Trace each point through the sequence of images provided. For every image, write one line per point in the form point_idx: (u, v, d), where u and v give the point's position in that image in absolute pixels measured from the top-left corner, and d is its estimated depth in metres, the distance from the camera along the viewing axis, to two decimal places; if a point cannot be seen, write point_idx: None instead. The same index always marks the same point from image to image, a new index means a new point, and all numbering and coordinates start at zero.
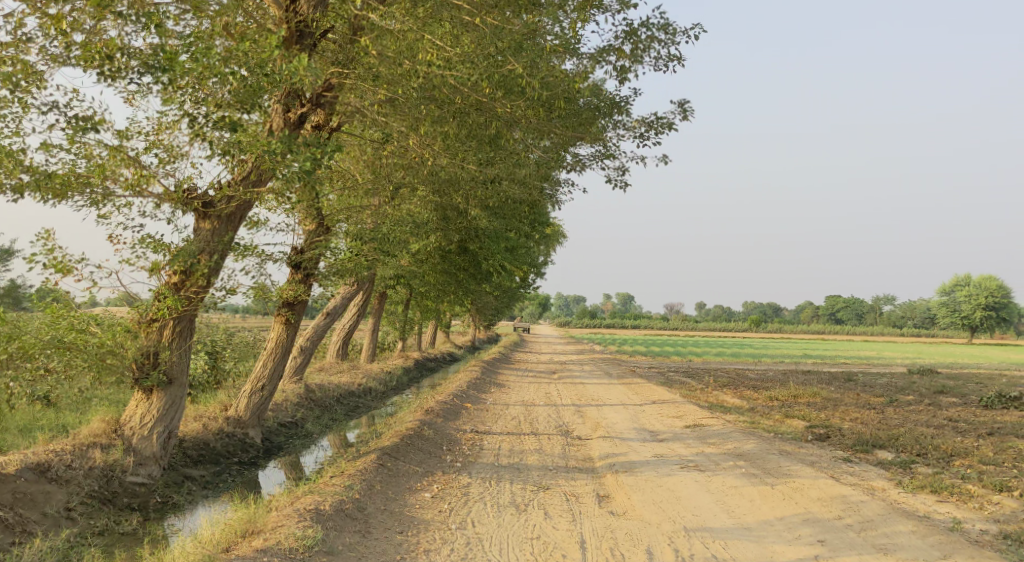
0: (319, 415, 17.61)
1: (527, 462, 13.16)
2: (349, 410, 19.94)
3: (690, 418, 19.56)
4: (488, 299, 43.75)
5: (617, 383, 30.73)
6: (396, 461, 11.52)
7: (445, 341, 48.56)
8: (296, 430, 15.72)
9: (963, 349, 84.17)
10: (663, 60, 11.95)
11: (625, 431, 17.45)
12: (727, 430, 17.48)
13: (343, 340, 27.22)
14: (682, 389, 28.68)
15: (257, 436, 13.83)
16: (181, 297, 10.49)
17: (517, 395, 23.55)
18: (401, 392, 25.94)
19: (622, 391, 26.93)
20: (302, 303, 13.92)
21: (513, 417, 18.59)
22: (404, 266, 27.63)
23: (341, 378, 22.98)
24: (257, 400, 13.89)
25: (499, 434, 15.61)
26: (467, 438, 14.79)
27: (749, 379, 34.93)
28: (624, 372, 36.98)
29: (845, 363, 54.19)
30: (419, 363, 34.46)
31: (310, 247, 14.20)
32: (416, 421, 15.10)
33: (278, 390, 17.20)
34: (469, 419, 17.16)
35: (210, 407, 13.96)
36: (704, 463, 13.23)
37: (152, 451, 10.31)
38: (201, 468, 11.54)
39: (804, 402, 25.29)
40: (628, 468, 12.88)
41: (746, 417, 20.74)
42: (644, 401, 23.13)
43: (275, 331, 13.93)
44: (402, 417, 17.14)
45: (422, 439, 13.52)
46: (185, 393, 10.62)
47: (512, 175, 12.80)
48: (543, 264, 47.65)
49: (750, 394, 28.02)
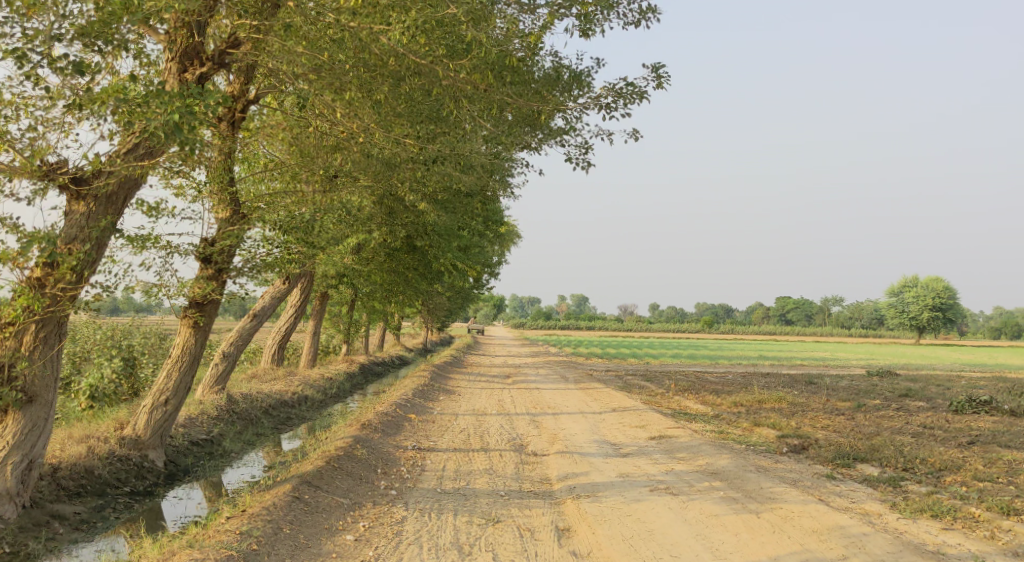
0: (241, 430, 15.64)
1: (474, 486, 11.41)
2: (280, 422, 18.01)
3: (655, 428, 17.99)
4: (440, 299, 41.94)
5: (573, 388, 29.09)
6: (317, 491, 9.70)
7: (395, 344, 46.62)
8: (211, 449, 13.73)
9: (912, 350, 84.44)
10: (632, 17, 10.26)
11: (585, 446, 15.78)
12: (696, 442, 15.90)
13: (278, 345, 25.17)
14: (642, 394, 27.14)
15: (159, 458, 11.90)
16: (44, 297, 8.50)
17: (466, 403, 21.78)
18: (342, 400, 23.99)
19: (580, 397, 25.28)
20: (213, 303, 12.03)
21: (462, 429, 16.81)
22: (346, 263, 25.70)
23: (275, 386, 21.00)
24: (159, 416, 11.91)
25: (444, 451, 13.83)
26: (406, 457, 12.97)
27: (710, 384, 33.54)
28: (581, 376, 35.39)
29: (803, 365, 53.25)
30: (364, 368, 32.51)
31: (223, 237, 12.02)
32: (348, 438, 13.24)
33: (194, 402, 15.23)
34: (412, 433, 15.34)
35: (104, 425, 11.99)
36: (676, 485, 11.60)
37: (6, 486, 8.46)
38: (76, 502, 9.69)
39: (770, 408, 23.88)
40: (591, 492, 11.21)
41: (713, 426, 19.21)
42: (603, 409, 21.53)
43: (181, 335, 11.97)
44: (335, 430, 15.27)
45: (352, 460, 11.68)
46: (50, 413, 8.77)
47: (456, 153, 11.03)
48: (496, 264, 45.96)
49: (714, 400, 26.57)
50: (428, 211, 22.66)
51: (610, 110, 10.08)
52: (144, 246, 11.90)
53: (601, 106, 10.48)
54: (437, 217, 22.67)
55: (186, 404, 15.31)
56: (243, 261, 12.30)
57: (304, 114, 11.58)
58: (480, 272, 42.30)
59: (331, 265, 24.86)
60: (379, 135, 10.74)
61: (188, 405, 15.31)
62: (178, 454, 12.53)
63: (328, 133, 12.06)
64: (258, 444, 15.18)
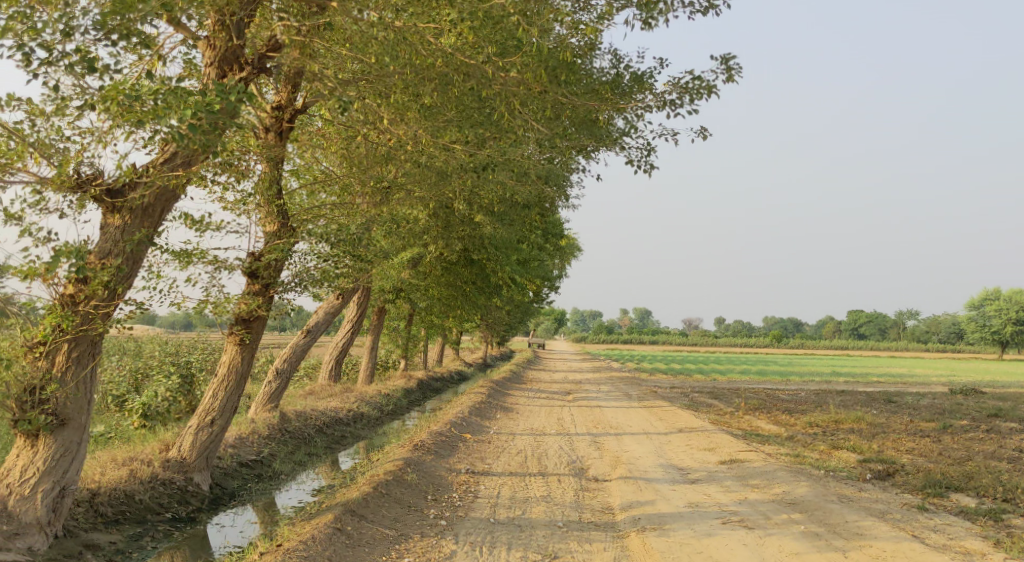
0: (293, 450, 15.16)
1: (530, 515, 10.65)
2: (334, 441, 17.54)
3: (724, 451, 16.97)
4: (500, 314, 41.32)
5: (637, 406, 28.09)
6: (361, 522, 9.17)
7: (455, 359, 46.20)
8: (260, 470, 13.26)
9: (992, 366, 80.87)
10: (700, 7, 9.46)
11: (650, 470, 14.86)
12: (769, 468, 14.84)
13: (336, 361, 24.81)
14: (709, 414, 25.99)
15: (205, 482, 11.42)
16: (76, 315, 8.10)
17: (526, 421, 21.04)
18: (400, 417, 23.47)
19: (644, 416, 24.28)
20: (259, 320, 11.59)
21: (519, 451, 16.07)
22: (403, 278, 25.28)
23: (330, 403, 20.58)
24: (205, 437, 11.43)
25: (500, 475, 13.11)
26: (460, 482, 12.29)
27: (782, 402, 32.12)
28: (644, 393, 34.31)
29: (878, 382, 51.03)
30: (424, 384, 32.05)
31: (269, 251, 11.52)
32: (400, 461, 12.62)
33: (245, 421, 14.84)
34: (467, 455, 14.66)
35: (150, 447, 11.59)
36: (751, 517, 10.64)
37: (36, 516, 8.03)
38: (113, 531, 9.29)
39: (847, 428, 22.53)
40: (657, 523, 10.36)
41: (787, 449, 18.07)
42: (669, 430, 20.56)
43: (228, 354, 11.53)
44: (388, 451, 14.70)
45: (402, 486, 11.05)
46: (83, 437, 8.32)
47: (508, 157, 10.34)
48: (557, 278, 45.18)
49: (786, 420, 25.28)
50: (486, 223, 22.12)
51: (676, 107, 9.27)
52: (190, 261, 11.52)
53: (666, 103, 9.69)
54: (495, 229, 22.12)
55: (237, 423, 14.90)
56: (293, 277, 11.85)
57: (351, 121, 11.07)
58: (540, 286, 41.58)
59: (387, 279, 24.46)
60: (428, 141, 10.11)
61: (238, 424, 14.91)
62: (225, 476, 12.07)
63: (377, 141, 11.53)
64: (309, 465, 14.67)
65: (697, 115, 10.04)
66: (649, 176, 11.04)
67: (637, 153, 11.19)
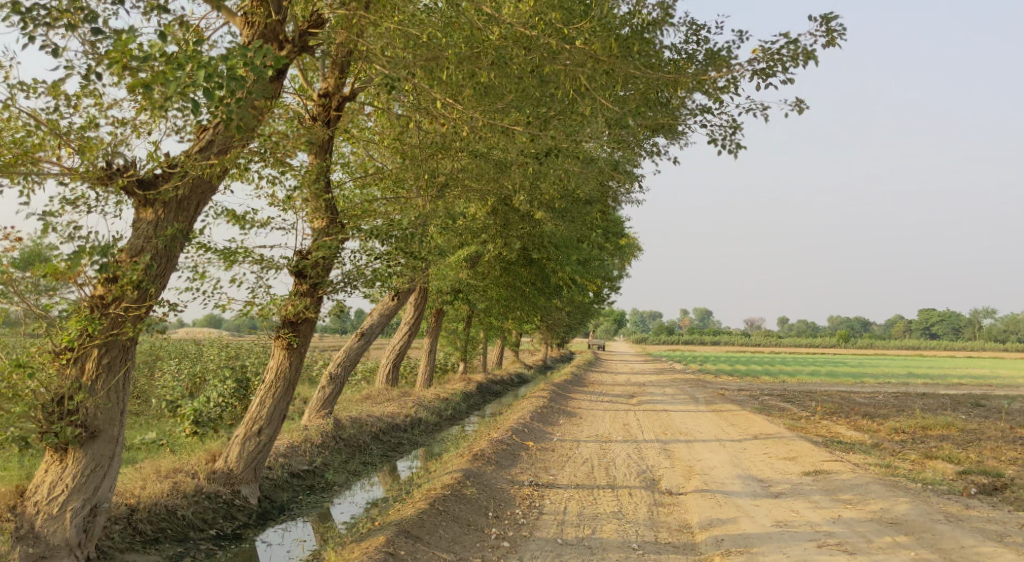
0: (347, 459, 14.44)
1: (602, 535, 9.70)
2: (391, 448, 16.82)
3: (807, 461, 15.75)
4: (560, 315, 40.35)
5: (707, 410, 26.83)
6: (416, 545, 8.34)
7: (514, 361, 45.39)
8: (312, 481, 12.54)
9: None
10: None
11: (728, 482, 13.74)
12: (860, 481, 13.61)
13: (393, 365, 24.17)
14: (784, 419, 24.63)
15: (253, 495, 10.72)
16: (105, 318, 7.40)
17: (590, 427, 20.05)
18: (459, 422, 22.70)
19: (715, 421, 23.06)
20: (307, 323, 10.88)
21: (585, 460, 15.11)
22: (460, 277, 24.52)
23: (387, 408, 19.88)
24: (252, 447, 10.74)
25: (566, 487, 12.19)
26: (524, 497, 11.39)
27: (860, 406, 30.48)
28: (712, 396, 32.95)
29: (959, 383, 48.56)
30: (483, 387, 31.28)
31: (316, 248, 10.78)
32: (459, 473, 11.78)
33: (298, 429, 14.20)
34: (530, 465, 13.75)
35: (195, 457, 10.95)
36: (851, 540, 9.50)
37: (65, 536, 7.38)
38: (151, 552, 8.64)
39: (936, 436, 21.01)
40: (744, 546, 9.31)
41: (875, 459, 16.75)
42: (743, 436, 19.37)
43: (275, 359, 10.87)
44: (447, 461, 13.88)
45: (461, 501, 10.21)
46: (117, 450, 7.63)
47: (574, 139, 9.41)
48: (617, 278, 44.03)
49: (867, 425, 23.78)
50: (546, 220, 21.28)
51: (766, 76, 8.22)
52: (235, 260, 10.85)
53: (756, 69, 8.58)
54: (555, 225, 21.28)
55: (289, 431, 14.26)
56: (344, 275, 11.10)
57: (402, 105, 10.28)
58: (601, 286, 40.49)
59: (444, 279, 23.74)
60: (485, 125, 9.25)
61: (290, 431, 14.26)
62: (273, 488, 11.37)
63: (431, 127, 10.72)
64: (364, 473, 13.93)
65: (793, 84, 8.85)
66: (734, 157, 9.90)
67: (719, 131, 10.07)
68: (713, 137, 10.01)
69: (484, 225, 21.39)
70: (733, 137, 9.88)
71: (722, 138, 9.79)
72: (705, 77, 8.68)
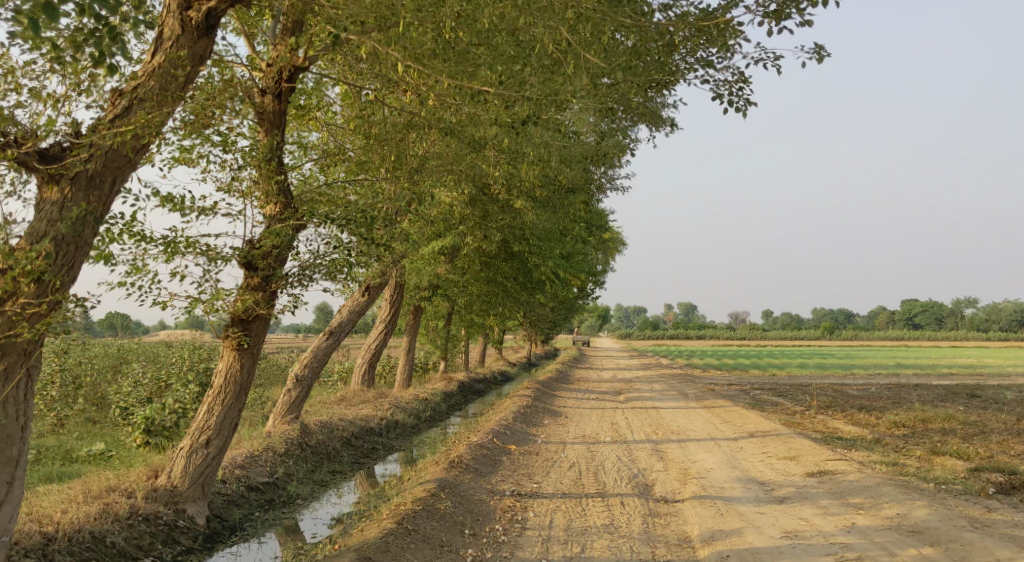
0: (314, 468, 13.24)
1: (593, 553, 8.61)
2: (365, 454, 15.67)
3: (810, 460, 14.73)
4: (544, 311, 39.27)
5: (698, 407, 25.81)
6: None
7: (498, 359, 44.30)
8: (272, 495, 11.34)
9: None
10: None
11: (728, 487, 12.68)
12: (870, 482, 12.60)
13: (369, 365, 23.00)
14: (778, 414, 23.66)
15: (201, 515, 9.49)
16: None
17: (577, 427, 18.99)
18: (438, 424, 21.57)
19: (707, 418, 22.03)
20: (260, 321, 9.68)
21: (573, 464, 14.04)
22: (437, 272, 23.52)
23: (361, 411, 18.71)
24: (199, 461, 9.50)
25: (552, 496, 11.10)
26: (505, 509, 10.28)
27: (854, 399, 29.59)
28: (702, 391, 31.97)
29: (951, 373, 47.76)
30: (465, 386, 30.18)
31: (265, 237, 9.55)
32: (434, 484, 10.66)
33: (260, 437, 13.03)
34: (513, 472, 12.63)
35: (136, 473, 9.73)
36: (873, 555, 8.45)
37: None
38: None
39: (939, 430, 20.05)
40: None
41: (879, 457, 15.76)
42: (738, 434, 18.36)
43: (224, 362, 9.66)
44: (422, 468, 12.76)
45: (434, 518, 9.08)
46: (16, 472, 6.48)
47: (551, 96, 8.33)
48: (602, 273, 43.04)
49: (865, 420, 22.81)
50: (526, 209, 20.27)
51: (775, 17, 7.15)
52: (178, 252, 9.55)
53: (768, 12, 7.51)
54: (535, 215, 20.26)
55: (250, 439, 13.08)
56: (302, 264, 9.92)
57: (356, 65, 9.16)
58: (584, 281, 39.46)
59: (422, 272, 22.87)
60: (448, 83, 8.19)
61: (251, 440, 13.09)
62: (224, 505, 10.17)
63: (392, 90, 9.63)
64: (332, 484, 12.73)
65: (813, 27, 7.87)
66: (744, 116, 8.84)
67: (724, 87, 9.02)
68: (716, 92, 8.92)
69: (461, 215, 20.34)
70: (742, 92, 8.78)
71: (728, 96, 8.66)
72: (709, 21, 7.64)
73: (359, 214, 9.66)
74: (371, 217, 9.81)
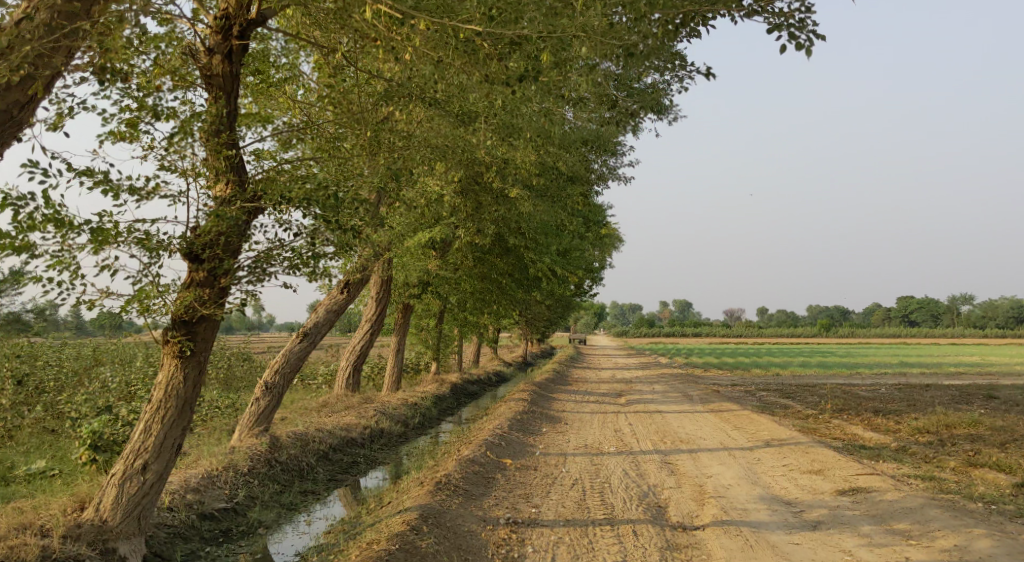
0: (283, 489, 11.73)
1: None
2: (345, 467, 14.18)
3: (837, 475, 13.26)
4: (540, 309, 37.84)
5: (704, 410, 24.36)
6: None
7: (493, 358, 42.82)
8: (229, 524, 9.84)
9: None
10: None
11: (751, 510, 11.20)
12: (911, 502, 11.19)
13: (355, 368, 21.48)
14: (791, 419, 22.25)
15: (134, 553, 8.05)
16: None
17: (577, 435, 17.54)
18: (428, 430, 20.09)
19: (716, 423, 20.58)
20: (206, 323, 8.15)
21: (575, 480, 12.60)
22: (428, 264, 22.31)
23: (343, 419, 17.20)
24: (132, 490, 7.97)
25: (554, 524, 9.66)
26: (499, 544, 8.80)
27: (866, 402, 28.20)
28: (706, 393, 30.52)
29: (959, 373, 46.34)
30: (457, 389, 28.71)
31: (207, 224, 7.94)
32: (417, 513, 9.19)
33: (220, 455, 11.55)
34: (507, 493, 11.14)
35: (60, 503, 8.28)
36: None
37: None
38: None
39: (966, 437, 18.66)
40: None
41: (911, 469, 14.34)
42: (752, 443, 16.91)
43: (164, 372, 8.11)
44: (406, 488, 11.30)
45: None
46: None
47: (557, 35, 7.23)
48: (599, 270, 41.63)
49: (883, 426, 21.38)
50: (521, 199, 18.93)
51: None
52: (109, 244, 8.01)
53: None
54: (531, 205, 18.91)
55: (209, 457, 11.57)
56: (259, 255, 8.42)
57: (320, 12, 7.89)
58: (582, 278, 38.07)
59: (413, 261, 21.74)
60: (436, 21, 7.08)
61: (210, 457, 11.57)
62: (165, 542, 8.66)
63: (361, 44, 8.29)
64: (302, 506, 11.24)
65: None
66: (807, 53, 7.85)
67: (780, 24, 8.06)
68: (773, 26, 7.92)
69: (451, 204, 19.02)
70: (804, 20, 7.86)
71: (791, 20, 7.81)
72: None
73: (325, 195, 8.14)
74: (336, 196, 8.35)
